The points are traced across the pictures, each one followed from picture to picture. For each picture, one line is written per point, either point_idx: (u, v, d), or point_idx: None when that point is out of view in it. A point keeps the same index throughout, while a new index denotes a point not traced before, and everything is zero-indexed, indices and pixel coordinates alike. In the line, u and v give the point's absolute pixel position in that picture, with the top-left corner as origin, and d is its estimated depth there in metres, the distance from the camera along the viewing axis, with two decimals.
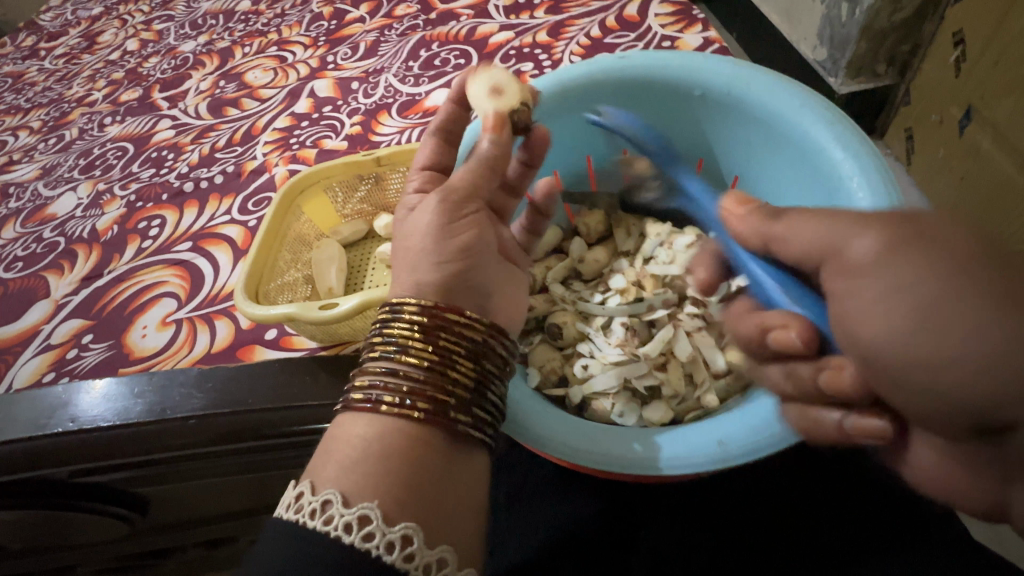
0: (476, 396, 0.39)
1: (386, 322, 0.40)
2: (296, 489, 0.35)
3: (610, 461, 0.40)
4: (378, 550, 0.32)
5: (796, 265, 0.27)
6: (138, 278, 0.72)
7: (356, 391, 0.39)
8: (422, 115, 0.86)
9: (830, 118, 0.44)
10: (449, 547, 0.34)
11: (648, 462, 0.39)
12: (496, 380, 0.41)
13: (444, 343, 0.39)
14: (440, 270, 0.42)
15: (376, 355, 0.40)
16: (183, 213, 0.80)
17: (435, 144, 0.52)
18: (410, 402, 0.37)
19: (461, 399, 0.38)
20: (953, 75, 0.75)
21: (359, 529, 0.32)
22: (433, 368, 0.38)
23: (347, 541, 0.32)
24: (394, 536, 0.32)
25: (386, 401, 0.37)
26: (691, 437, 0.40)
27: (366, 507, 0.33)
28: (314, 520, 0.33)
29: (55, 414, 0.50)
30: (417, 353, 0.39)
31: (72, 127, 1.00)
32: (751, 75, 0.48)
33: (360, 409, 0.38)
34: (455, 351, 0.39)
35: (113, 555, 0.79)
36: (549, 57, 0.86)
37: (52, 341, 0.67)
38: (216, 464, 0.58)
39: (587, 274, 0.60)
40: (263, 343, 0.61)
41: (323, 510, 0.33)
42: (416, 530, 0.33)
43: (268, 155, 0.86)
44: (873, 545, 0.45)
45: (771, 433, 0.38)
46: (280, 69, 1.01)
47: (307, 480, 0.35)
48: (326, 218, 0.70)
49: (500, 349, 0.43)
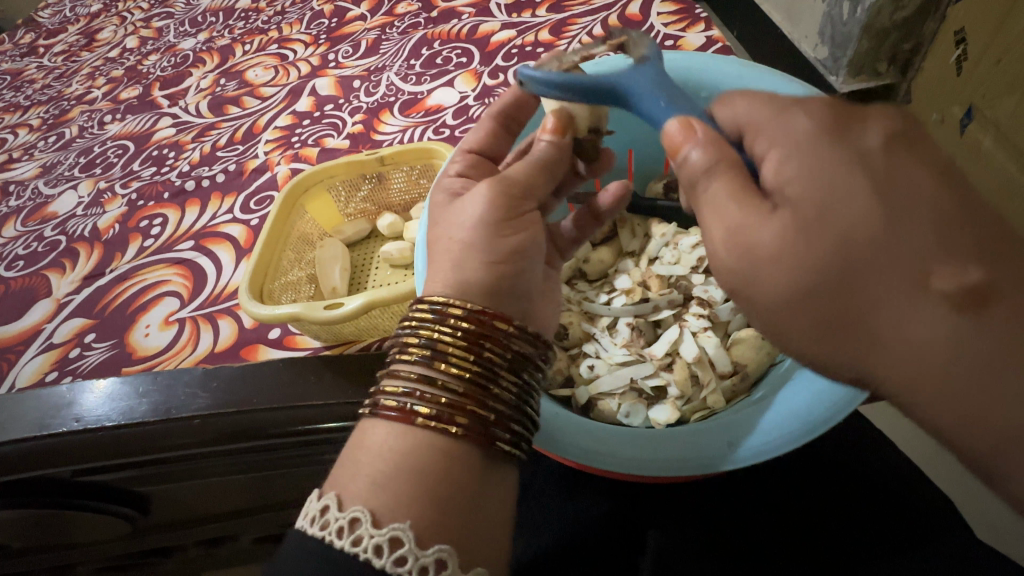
0: (515, 412, 0.39)
1: (426, 326, 0.40)
2: (322, 503, 0.35)
3: (626, 463, 0.40)
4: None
5: (707, 211, 0.34)
6: (141, 276, 0.72)
7: (387, 398, 0.38)
8: (424, 113, 0.86)
9: None
10: (482, 568, 0.34)
11: (666, 464, 0.40)
12: (534, 395, 0.42)
13: (486, 354, 0.39)
14: (448, 270, 0.42)
15: (411, 360, 0.40)
16: (185, 212, 0.80)
17: (491, 131, 0.53)
18: (448, 414, 0.37)
19: (499, 414, 0.38)
20: (955, 73, 0.75)
21: (390, 553, 0.32)
22: (473, 379, 0.38)
23: (378, 564, 0.32)
24: (427, 561, 0.32)
25: (421, 412, 0.37)
26: (704, 438, 0.41)
27: (397, 529, 0.33)
28: (343, 540, 0.33)
29: (60, 414, 0.50)
30: (457, 362, 0.39)
31: (72, 125, 1.00)
32: (757, 77, 0.49)
33: (391, 417, 0.37)
34: (497, 363, 0.40)
35: (115, 553, 0.79)
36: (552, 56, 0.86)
37: (55, 340, 0.67)
38: (221, 463, 0.58)
39: (592, 274, 0.60)
40: (267, 343, 0.61)
41: (352, 528, 0.33)
42: (450, 553, 0.33)
43: (270, 154, 0.86)
44: (886, 545, 0.46)
45: (785, 433, 0.39)
46: (281, 68, 1.00)
47: (333, 494, 0.35)
48: (329, 217, 0.70)
49: (539, 361, 0.43)
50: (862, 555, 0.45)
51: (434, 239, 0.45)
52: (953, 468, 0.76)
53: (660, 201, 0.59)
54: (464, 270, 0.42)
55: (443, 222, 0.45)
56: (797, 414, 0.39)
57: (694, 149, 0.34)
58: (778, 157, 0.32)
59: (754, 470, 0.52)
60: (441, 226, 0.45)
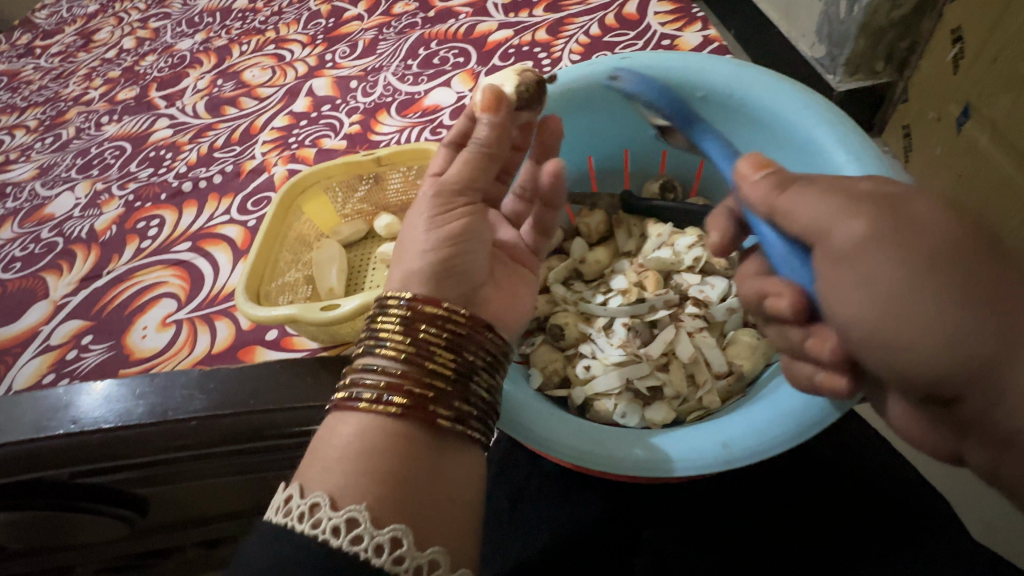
0: (459, 390, 0.39)
1: (372, 318, 0.41)
2: (284, 491, 0.34)
3: (614, 465, 0.40)
4: (366, 553, 0.32)
5: (797, 209, 0.31)
6: (137, 278, 0.72)
7: (340, 391, 0.39)
8: (421, 114, 0.85)
9: (831, 120, 0.44)
10: (440, 548, 0.34)
11: (655, 465, 0.39)
12: (483, 374, 0.41)
13: (423, 336, 0.40)
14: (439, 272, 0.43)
15: (362, 351, 0.40)
16: (182, 213, 0.80)
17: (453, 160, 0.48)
18: (387, 397, 0.37)
19: (441, 393, 0.39)
20: (952, 72, 0.74)
21: (347, 533, 0.32)
22: (411, 360, 0.39)
23: (335, 546, 0.32)
24: (383, 539, 0.32)
25: (364, 398, 0.38)
26: (693, 437, 0.41)
27: (354, 509, 0.33)
28: (303, 524, 0.32)
29: (56, 416, 0.50)
30: (395, 345, 0.39)
31: (69, 126, 1.00)
32: (753, 76, 0.48)
33: (341, 407, 0.38)
34: (435, 343, 0.40)
35: (115, 555, 0.79)
36: (549, 56, 0.86)
37: (51, 342, 0.67)
38: (218, 465, 0.58)
39: (589, 274, 0.60)
40: (264, 344, 0.61)
41: (311, 513, 0.33)
42: (405, 531, 0.33)
43: (267, 155, 0.86)
44: (870, 548, 0.46)
45: (772, 437, 0.39)
46: (279, 68, 1.00)
47: (296, 483, 0.35)
48: (326, 218, 0.70)
49: (486, 340, 0.43)
50: (847, 558, 0.46)
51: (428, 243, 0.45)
52: (950, 469, 0.76)
53: (656, 200, 0.59)
54: None
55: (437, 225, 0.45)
56: (788, 414, 0.39)
57: (765, 166, 0.34)
58: (847, 172, 0.33)
59: (751, 470, 0.51)
60: (431, 227, 0.45)
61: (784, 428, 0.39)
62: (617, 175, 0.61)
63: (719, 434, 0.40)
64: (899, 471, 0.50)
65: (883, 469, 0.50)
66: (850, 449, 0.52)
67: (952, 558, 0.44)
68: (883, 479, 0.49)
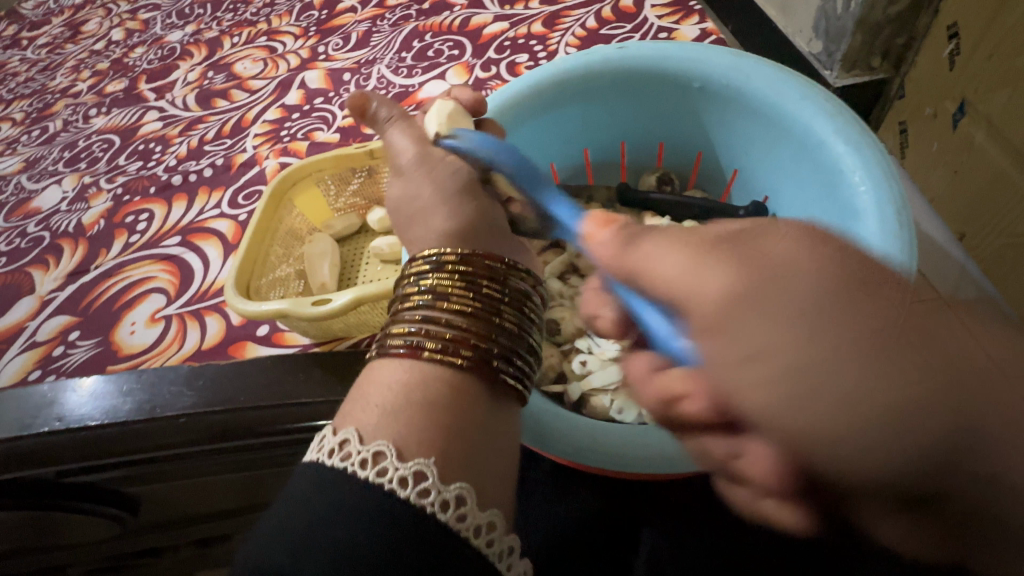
0: (519, 349, 0.39)
1: (428, 274, 0.40)
2: (340, 437, 0.34)
3: (573, 458, 0.40)
4: (432, 507, 0.31)
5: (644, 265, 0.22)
6: (126, 273, 0.71)
7: (393, 340, 0.38)
8: (415, 107, 0.84)
9: (831, 111, 0.43)
10: (499, 509, 0.33)
11: (658, 462, 0.38)
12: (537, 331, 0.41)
13: (486, 290, 0.39)
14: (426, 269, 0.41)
15: (416, 303, 0.39)
16: (172, 207, 0.78)
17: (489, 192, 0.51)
18: (453, 347, 0.36)
19: (503, 348, 0.38)
20: (948, 69, 0.73)
21: (414, 484, 0.31)
22: (478, 315, 0.38)
23: (401, 496, 0.31)
24: (449, 495, 0.31)
25: (427, 346, 0.37)
26: None
27: (421, 462, 0.32)
28: (366, 471, 0.32)
29: (41, 414, 0.49)
30: (459, 300, 0.38)
31: (56, 119, 0.98)
32: (752, 66, 0.47)
33: (397, 354, 0.37)
34: (499, 299, 0.39)
35: (106, 554, 0.78)
36: (545, 49, 0.86)
37: (38, 338, 0.66)
38: (210, 463, 0.57)
39: (584, 268, 0.58)
40: (255, 340, 0.60)
41: (375, 461, 0.32)
42: (470, 490, 0.32)
43: (259, 148, 0.84)
44: None
45: None
46: (271, 60, 0.99)
47: (351, 428, 0.34)
48: (319, 212, 0.68)
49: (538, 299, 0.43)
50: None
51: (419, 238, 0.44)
52: None
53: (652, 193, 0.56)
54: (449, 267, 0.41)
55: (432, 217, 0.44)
56: None
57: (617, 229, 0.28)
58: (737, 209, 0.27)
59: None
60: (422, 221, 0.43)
61: None
62: (614, 168, 0.60)
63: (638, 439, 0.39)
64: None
65: None
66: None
67: None
68: None
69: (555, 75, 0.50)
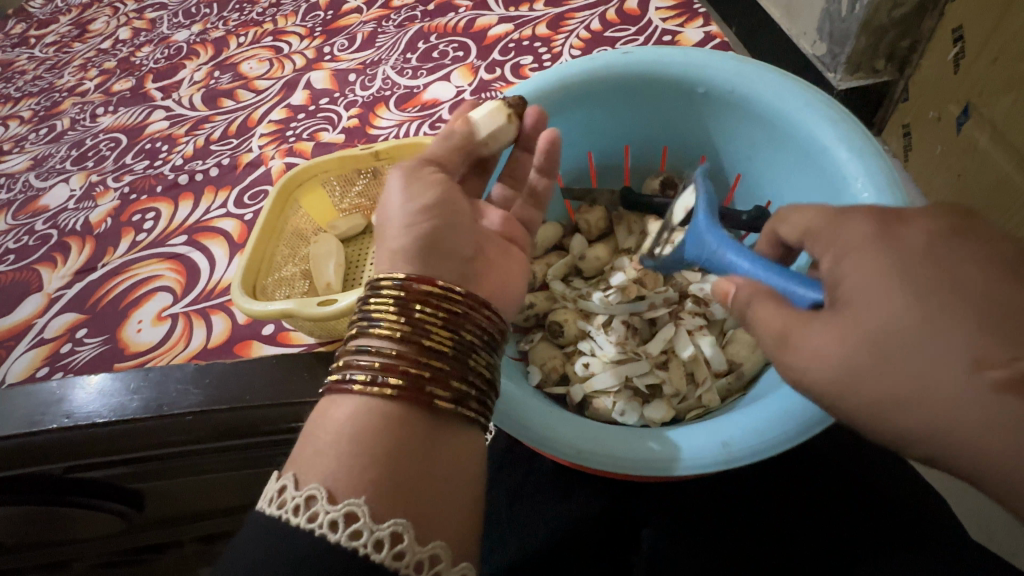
0: (458, 370, 0.37)
1: (367, 303, 0.40)
2: (279, 482, 0.32)
3: (704, 464, 0.38)
4: (365, 549, 0.30)
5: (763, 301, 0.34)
6: (132, 272, 0.71)
7: (332, 376, 0.37)
8: (420, 108, 0.85)
9: (835, 118, 0.43)
10: (442, 542, 0.32)
11: (654, 463, 0.38)
12: (482, 352, 0.40)
13: (419, 314, 0.38)
14: (430, 270, 0.42)
15: (355, 334, 0.39)
16: (178, 206, 0.79)
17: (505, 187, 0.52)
18: (383, 377, 0.35)
19: (438, 372, 0.36)
20: (952, 72, 0.74)
21: (345, 527, 0.30)
22: (408, 340, 0.37)
23: (332, 540, 0.30)
24: (382, 534, 0.30)
25: (358, 379, 0.36)
26: (696, 436, 0.39)
27: (352, 503, 0.31)
28: (298, 517, 0.30)
29: (50, 410, 0.50)
30: (390, 325, 0.38)
31: (64, 117, 0.99)
32: (757, 72, 0.47)
33: (335, 389, 0.36)
34: (433, 321, 0.38)
35: (110, 550, 0.78)
36: (549, 52, 0.86)
37: (45, 335, 0.66)
38: (215, 460, 0.58)
39: (588, 271, 0.58)
40: (260, 339, 0.61)
41: (307, 506, 0.31)
42: (407, 526, 0.31)
43: (264, 148, 0.85)
44: (870, 544, 0.46)
45: (771, 437, 0.38)
46: (276, 60, 0.99)
47: (291, 473, 0.33)
48: (324, 212, 0.69)
49: (483, 319, 0.41)
50: (849, 552, 0.46)
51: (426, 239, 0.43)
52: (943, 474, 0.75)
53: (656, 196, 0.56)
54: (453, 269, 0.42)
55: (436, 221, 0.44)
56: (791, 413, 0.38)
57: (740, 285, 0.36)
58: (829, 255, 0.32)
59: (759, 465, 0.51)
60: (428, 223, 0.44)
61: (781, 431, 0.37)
62: (617, 172, 0.60)
63: (780, 412, 0.38)
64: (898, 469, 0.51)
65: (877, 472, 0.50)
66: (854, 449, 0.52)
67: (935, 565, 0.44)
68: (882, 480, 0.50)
69: (559, 78, 0.50)
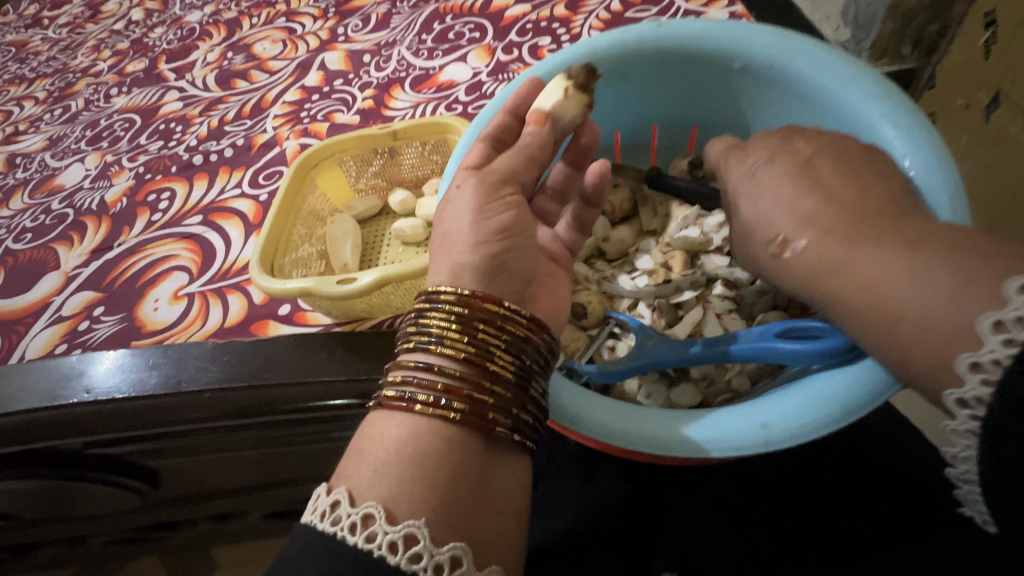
0: (517, 396, 0.38)
1: (427, 317, 0.39)
2: (333, 498, 0.33)
3: (742, 447, 0.36)
4: (424, 573, 0.31)
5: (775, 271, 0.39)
6: (148, 251, 0.71)
7: (389, 389, 0.38)
8: (436, 89, 0.84)
9: (880, 93, 0.42)
10: (497, 568, 0.33)
11: (688, 445, 0.37)
12: (541, 376, 0.40)
13: (482, 335, 0.38)
14: (456, 255, 0.41)
15: (412, 348, 0.39)
16: (193, 186, 0.79)
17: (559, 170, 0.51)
18: (445, 399, 0.36)
19: (498, 398, 0.37)
20: (982, 58, 0.70)
21: (405, 549, 0.31)
22: (470, 361, 0.37)
23: (392, 562, 0.31)
24: (442, 558, 0.31)
25: (420, 399, 0.36)
26: (733, 416, 0.38)
27: (412, 526, 0.31)
28: (356, 536, 0.31)
29: (70, 385, 0.50)
30: (451, 344, 0.38)
31: (78, 98, 0.98)
32: (797, 46, 0.45)
33: (394, 407, 0.36)
34: (493, 343, 0.38)
35: (126, 526, 0.79)
36: (568, 32, 0.84)
37: (63, 313, 0.67)
38: (232, 438, 0.58)
39: (612, 254, 0.58)
40: (277, 319, 0.61)
41: (365, 524, 0.32)
42: (465, 550, 0.32)
43: (278, 129, 0.84)
44: (899, 534, 0.45)
45: (815, 420, 0.36)
46: (290, 41, 0.98)
47: (344, 489, 0.33)
48: (340, 193, 0.68)
49: (540, 343, 0.41)
50: (878, 542, 0.45)
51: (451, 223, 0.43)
52: None
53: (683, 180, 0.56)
54: (477, 254, 0.41)
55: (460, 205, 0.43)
56: (832, 398, 0.36)
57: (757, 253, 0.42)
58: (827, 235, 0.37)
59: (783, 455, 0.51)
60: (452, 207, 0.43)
61: (825, 415, 0.36)
62: (643, 151, 0.60)
63: (819, 395, 0.36)
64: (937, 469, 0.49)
65: (904, 460, 0.50)
66: (887, 447, 0.50)
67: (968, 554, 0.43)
68: (909, 468, 0.49)
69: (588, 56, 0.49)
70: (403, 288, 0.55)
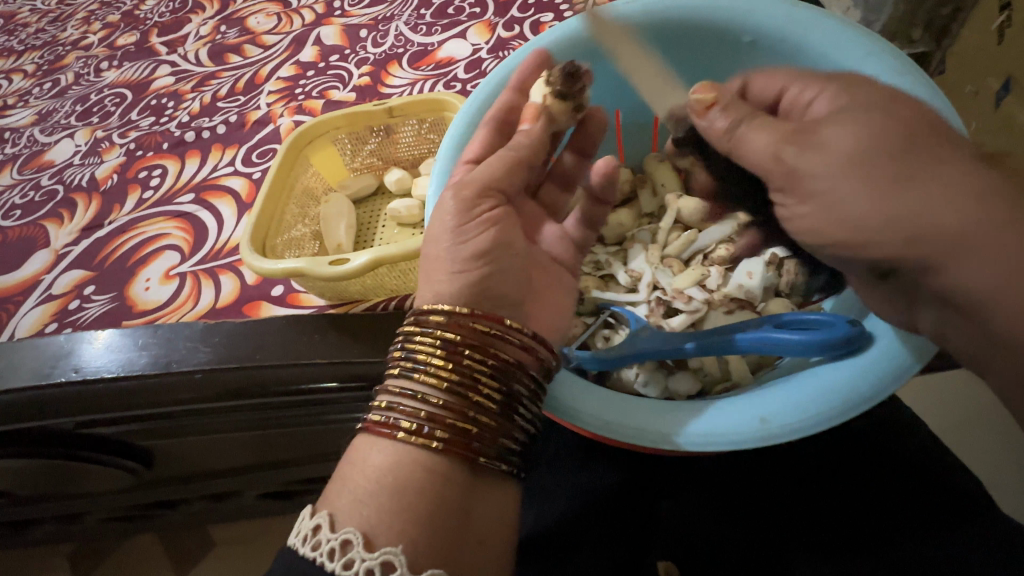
0: (503, 425, 0.38)
1: (413, 337, 0.39)
2: (313, 521, 0.34)
3: (747, 438, 0.37)
4: None
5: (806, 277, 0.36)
6: (140, 229, 0.70)
7: (372, 414, 0.38)
8: (434, 67, 0.81)
9: (899, 70, 0.40)
10: None
11: (692, 436, 0.37)
12: (530, 403, 0.39)
13: (467, 363, 0.37)
14: (444, 262, 0.41)
15: (397, 373, 0.38)
16: (185, 163, 0.77)
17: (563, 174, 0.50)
18: (429, 428, 0.36)
19: (484, 428, 0.37)
20: (995, 42, 0.64)
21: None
22: (455, 391, 0.37)
23: None
24: None
25: (403, 427, 0.36)
26: (736, 409, 0.38)
27: (389, 553, 0.32)
28: (334, 563, 0.32)
29: (59, 363, 0.49)
30: (436, 372, 0.37)
31: (67, 71, 0.96)
32: (811, 17, 0.44)
33: (376, 432, 0.37)
34: (479, 372, 0.37)
35: (123, 504, 0.79)
36: (570, 9, 0.81)
37: (54, 292, 0.65)
38: (225, 420, 0.58)
39: (610, 238, 0.57)
40: (270, 300, 0.60)
41: (343, 551, 0.32)
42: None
43: (273, 106, 0.82)
44: (900, 528, 0.44)
45: (817, 414, 0.37)
46: (284, 15, 0.95)
47: (325, 512, 0.34)
48: (336, 172, 0.67)
49: (532, 369, 0.40)
50: (882, 535, 0.44)
51: (436, 220, 0.42)
52: (977, 449, 0.76)
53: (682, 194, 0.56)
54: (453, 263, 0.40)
55: (451, 197, 0.42)
56: (838, 392, 0.37)
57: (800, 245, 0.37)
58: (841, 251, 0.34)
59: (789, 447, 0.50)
60: (439, 207, 0.42)
61: (831, 407, 0.36)
62: (644, 130, 0.58)
63: (830, 385, 0.37)
64: (941, 462, 0.48)
65: (920, 450, 0.49)
66: (889, 437, 0.50)
67: (966, 546, 0.43)
68: (922, 461, 0.48)
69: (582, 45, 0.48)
70: (395, 269, 0.54)
